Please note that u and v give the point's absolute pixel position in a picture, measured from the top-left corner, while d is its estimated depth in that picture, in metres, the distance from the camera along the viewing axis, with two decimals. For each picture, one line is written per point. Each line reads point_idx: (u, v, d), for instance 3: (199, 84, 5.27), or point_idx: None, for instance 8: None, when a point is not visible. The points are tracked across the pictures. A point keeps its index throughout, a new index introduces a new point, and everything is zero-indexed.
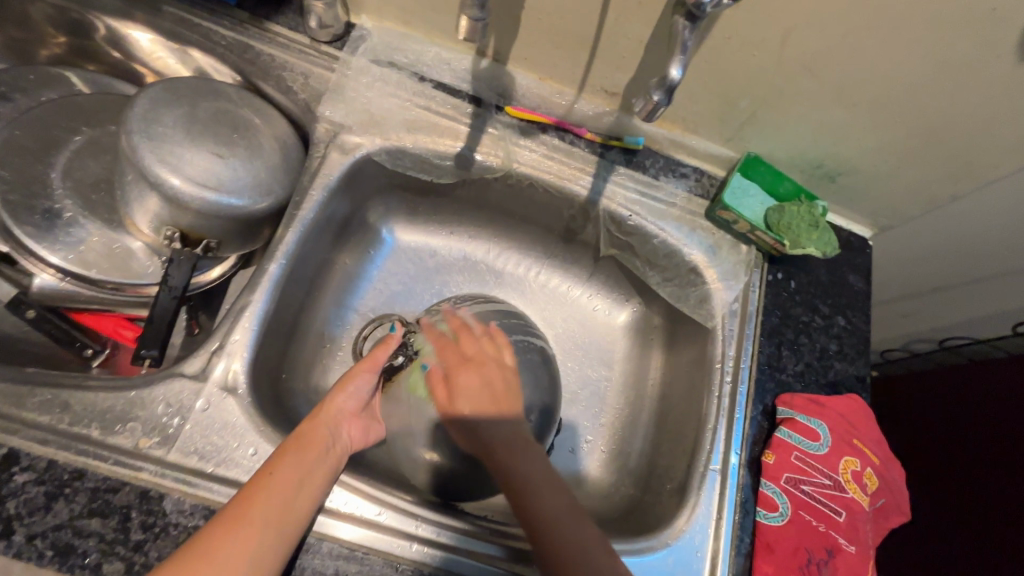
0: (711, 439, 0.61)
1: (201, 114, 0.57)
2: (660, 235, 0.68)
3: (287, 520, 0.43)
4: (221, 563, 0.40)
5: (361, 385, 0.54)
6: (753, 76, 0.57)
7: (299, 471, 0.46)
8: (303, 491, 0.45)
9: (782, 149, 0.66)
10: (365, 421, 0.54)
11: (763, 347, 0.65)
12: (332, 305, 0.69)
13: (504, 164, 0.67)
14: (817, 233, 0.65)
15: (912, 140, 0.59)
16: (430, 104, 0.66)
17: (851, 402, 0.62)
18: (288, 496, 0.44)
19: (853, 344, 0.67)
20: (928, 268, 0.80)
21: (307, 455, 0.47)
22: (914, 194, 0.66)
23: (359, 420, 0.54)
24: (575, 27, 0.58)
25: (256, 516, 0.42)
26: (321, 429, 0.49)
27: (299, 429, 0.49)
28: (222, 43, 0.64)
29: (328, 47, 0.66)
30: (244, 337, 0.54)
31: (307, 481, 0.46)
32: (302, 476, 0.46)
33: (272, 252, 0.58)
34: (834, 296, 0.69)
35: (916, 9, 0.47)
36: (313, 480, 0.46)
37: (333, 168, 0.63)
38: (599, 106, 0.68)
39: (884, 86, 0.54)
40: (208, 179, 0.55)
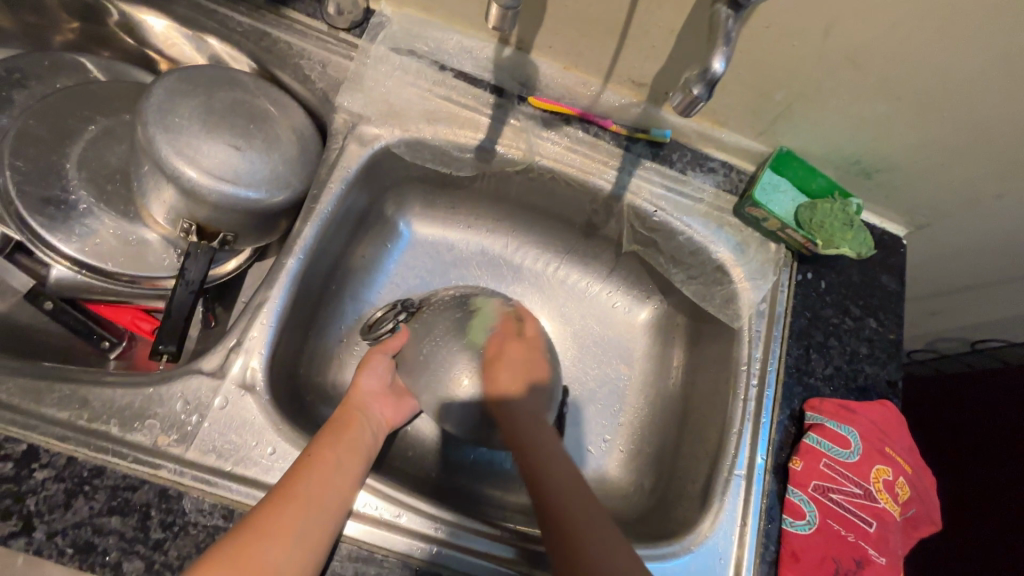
0: (736, 443, 0.59)
1: (218, 104, 0.56)
2: (686, 232, 0.66)
3: (324, 509, 0.43)
4: (278, 536, 0.40)
5: (379, 369, 0.57)
6: (792, 68, 0.54)
7: (334, 459, 0.46)
8: (336, 481, 0.45)
9: (817, 144, 0.63)
10: (394, 401, 0.57)
11: (791, 350, 0.63)
12: (349, 299, 0.68)
13: (526, 158, 0.65)
14: (851, 232, 0.62)
15: (958, 136, 0.56)
16: (451, 94, 0.64)
17: (883, 408, 0.60)
18: (333, 472, 0.46)
19: (885, 347, 0.65)
20: (963, 269, 0.77)
21: (336, 446, 0.47)
22: (954, 192, 0.63)
23: (389, 400, 0.56)
24: (604, 15, 0.55)
25: (306, 491, 0.43)
26: (354, 411, 0.52)
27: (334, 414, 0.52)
28: (238, 30, 0.62)
29: (346, 34, 0.64)
30: (262, 334, 0.53)
31: (349, 459, 0.47)
32: (333, 468, 0.46)
33: (289, 247, 0.57)
34: (866, 297, 0.67)
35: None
36: (343, 471, 0.46)
37: (352, 160, 0.62)
38: (625, 97, 0.65)
39: (931, 79, 0.52)
40: (226, 172, 0.54)
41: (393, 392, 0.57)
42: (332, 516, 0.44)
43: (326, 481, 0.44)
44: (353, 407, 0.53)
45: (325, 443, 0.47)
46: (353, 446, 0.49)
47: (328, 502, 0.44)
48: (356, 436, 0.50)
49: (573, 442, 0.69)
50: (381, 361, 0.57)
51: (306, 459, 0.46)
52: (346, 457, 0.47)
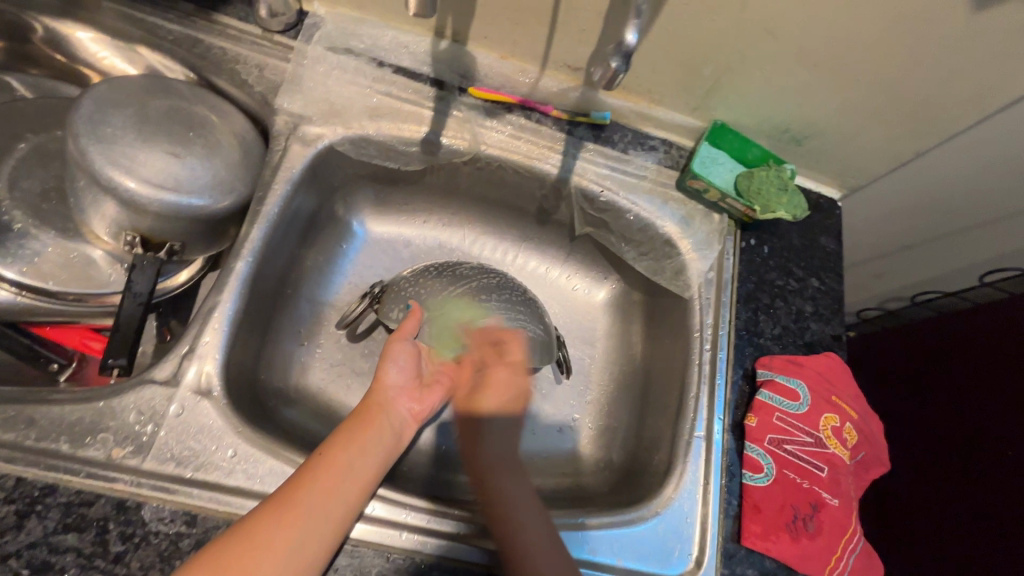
0: (694, 406, 0.61)
1: (152, 113, 0.55)
2: (633, 209, 0.69)
3: (326, 521, 0.43)
4: (266, 543, 0.40)
5: (401, 362, 0.56)
6: (714, 41, 0.57)
7: (344, 465, 0.46)
8: (342, 487, 0.45)
9: (748, 115, 0.66)
10: (420, 393, 0.57)
11: (740, 314, 0.66)
12: (307, 302, 0.68)
13: (472, 147, 0.66)
14: (787, 197, 0.65)
15: (872, 98, 0.60)
16: (392, 90, 0.65)
17: (829, 360, 0.63)
18: (339, 479, 0.45)
19: (828, 304, 0.68)
20: (897, 226, 0.81)
21: (351, 452, 0.47)
22: (879, 152, 0.67)
23: (414, 394, 0.56)
24: (533, 1, 0.57)
25: (303, 498, 0.43)
26: (377, 408, 0.53)
27: (356, 408, 0.53)
28: (168, 38, 0.61)
29: (281, 36, 0.64)
30: (216, 338, 0.52)
31: (359, 464, 0.47)
32: (342, 475, 0.46)
33: (237, 250, 0.56)
34: (807, 258, 0.70)
35: None
36: (353, 478, 0.46)
37: (296, 161, 0.61)
38: (563, 82, 0.67)
39: (840, 45, 0.55)
40: (165, 181, 0.53)
41: (419, 383, 0.57)
42: (337, 521, 0.44)
43: (329, 490, 0.44)
44: (374, 404, 0.53)
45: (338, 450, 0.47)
46: (368, 453, 0.48)
47: (331, 511, 0.44)
48: (375, 439, 0.50)
49: (542, 424, 0.70)
50: (402, 353, 0.57)
51: (314, 467, 0.45)
52: (357, 460, 0.47)
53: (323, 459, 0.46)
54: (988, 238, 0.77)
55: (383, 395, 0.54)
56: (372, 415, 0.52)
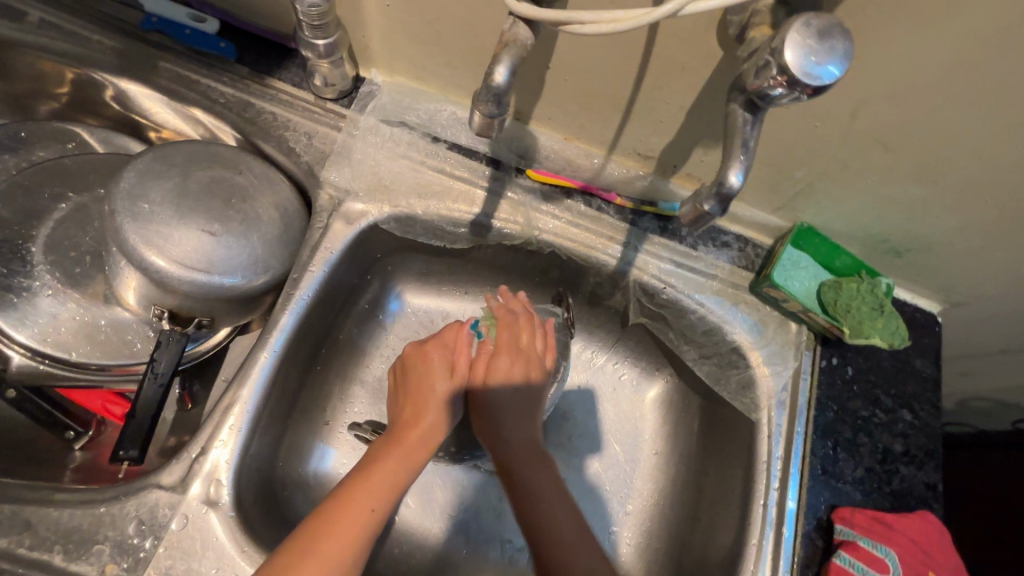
0: (756, 557, 0.53)
1: (193, 186, 0.53)
2: (698, 310, 0.61)
3: (404, 465, 0.50)
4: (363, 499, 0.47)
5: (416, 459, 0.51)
6: (812, 148, 0.49)
7: (402, 452, 0.51)
8: (394, 491, 0.49)
9: (841, 222, 0.57)
10: (409, 448, 0.51)
11: (816, 448, 0.57)
12: (337, 378, 0.64)
13: (524, 232, 0.61)
14: (882, 320, 0.57)
15: (1000, 223, 0.51)
16: (444, 166, 0.60)
17: (925, 522, 0.53)
18: (399, 465, 0.50)
19: (921, 444, 0.58)
20: (1005, 343, 0.70)
21: (400, 447, 0.51)
22: (998, 275, 0.57)
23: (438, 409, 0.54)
24: (607, 88, 0.51)
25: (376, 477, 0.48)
26: (418, 431, 0.53)
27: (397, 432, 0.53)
28: (220, 102, 0.59)
29: (334, 104, 0.60)
30: (232, 442, 0.48)
31: (410, 457, 0.51)
32: (398, 468, 0.50)
33: (264, 339, 0.52)
34: (899, 385, 0.61)
35: (1013, 96, 0.40)
36: (404, 464, 0.50)
37: (335, 240, 0.57)
38: (631, 169, 0.60)
39: (970, 166, 0.46)
40: (199, 262, 0.51)
41: (427, 436, 0.53)
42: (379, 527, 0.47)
43: (370, 507, 0.46)
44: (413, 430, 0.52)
45: (385, 463, 0.50)
46: (414, 446, 0.52)
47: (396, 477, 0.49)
48: (414, 446, 0.52)
49: None
50: (435, 393, 0.54)
51: (353, 490, 0.47)
52: (405, 471, 0.50)
53: (370, 473, 0.49)
54: None
55: (398, 464, 0.50)
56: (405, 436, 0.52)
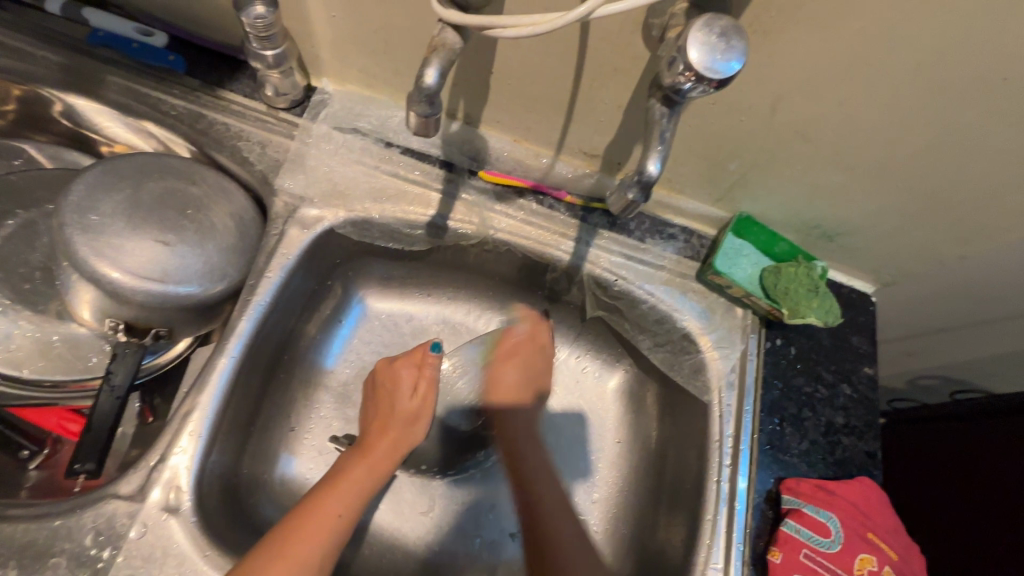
0: (711, 532, 0.56)
1: (145, 197, 0.53)
2: (649, 300, 0.64)
3: (368, 473, 0.52)
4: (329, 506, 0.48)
5: (382, 467, 0.53)
6: (740, 141, 0.53)
7: (366, 462, 0.52)
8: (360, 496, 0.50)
9: (775, 210, 0.61)
10: (374, 457, 0.53)
11: (764, 425, 0.60)
12: (299, 384, 0.64)
13: (479, 232, 0.63)
14: (818, 300, 0.61)
15: (914, 205, 0.55)
16: (398, 170, 0.62)
17: (863, 486, 0.56)
18: (365, 474, 0.52)
19: (861, 415, 0.62)
20: (935, 318, 0.75)
21: (365, 458, 0.53)
22: (920, 254, 0.62)
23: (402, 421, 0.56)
24: (548, 90, 0.54)
25: (343, 484, 0.50)
26: (383, 440, 0.54)
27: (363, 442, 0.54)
28: (171, 114, 0.59)
29: (287, 113, 0.61)
30: (191, 447, 0.49)
31: (375, 465, 0.53)
32: (363, 477, 0.51)
33: (221, 344, 0.53)
34: (838, 361, 0.64)
35: (908, 87, 0.44)
36: (368, 473, 0.52)
37: (292, 246, 0.58)
38: (578, 167, 0.63)
39: (881, 153, 0.50)
40: (152, 271, 0.51)
41: (392, 445, 0.55)
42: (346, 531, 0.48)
43: (336, 513, 0.48)
44: (377, 441, 0.54)
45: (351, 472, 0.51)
46: (380, 454, 0.53)
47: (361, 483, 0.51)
48: (378, 456, 0.53)
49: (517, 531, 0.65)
50: (399, 408, 0.57)
51: (324, 496, 0.49)
52: (371, 479, 0.52)
53: (337, 482, 0.50)
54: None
55: (363, 471, 0.52)
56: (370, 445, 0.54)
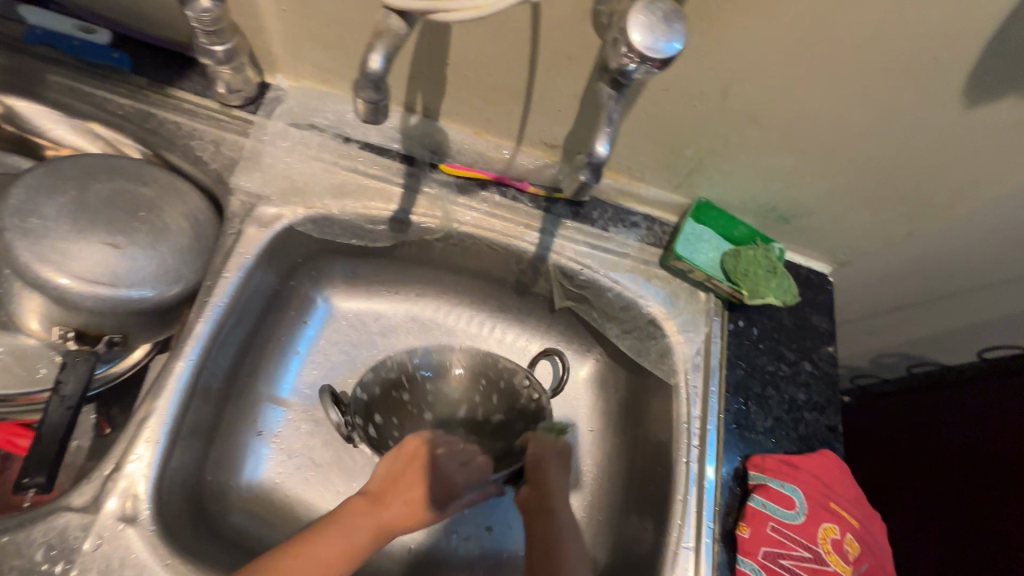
0: (681, 511, 0.57)
1: (92, 200, 0.51)
2: (615, 288, 0.65)
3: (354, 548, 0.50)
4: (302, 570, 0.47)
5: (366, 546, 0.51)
6: (694, 126, 0.54)
7: (357, 535, 0.50)
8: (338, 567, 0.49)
9: (732, 194, 0.63)
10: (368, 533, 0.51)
11: (730, 405, 0.61)
12: (265, 387, 0.63)
13: (443, 226, 0.62)
14: (777, 280, 0.62)
15: (862, 184, 0.57)
16: (357, 166, 0.61)
17: (826, 460, 0.58)
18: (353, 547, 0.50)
19: (822, 391, 0.64)
20: (890, 295, 0.78)
21: (361, 534, 0.50)
22: (870, 233, 0.64)
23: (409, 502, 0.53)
24: (504, 81, 0.54)
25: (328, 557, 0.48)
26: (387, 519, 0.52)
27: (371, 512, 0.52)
28: (118, 113, 0.57)
29: (241, 110, 0.60)
30: (148, 454, 0.47)
31: (364, 542, 0.50)
32: (349, 552, 0.49)
33: (178, 348, 0.51)
34: (799, 340, 0.66)
35: (846, 70, 0.45)
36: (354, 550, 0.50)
37: (250, 245, 0.57)
38: (540, 159, 0.64)
39: (826, 135, 0.52)
40: (101, 275, 0.49)
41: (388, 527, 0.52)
42: None
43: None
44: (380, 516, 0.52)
45: (339, 540, 0.50)
46: (375, 532, 0.51)
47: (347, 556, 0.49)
48: (373, 533, 0.51)
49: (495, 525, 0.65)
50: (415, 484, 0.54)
51: (302, 555, 0.48)
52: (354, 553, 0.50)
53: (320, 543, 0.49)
54: (978, 302, 0.76)
55: (348, 541, 0.50)
56: (372, 518, 0.52)
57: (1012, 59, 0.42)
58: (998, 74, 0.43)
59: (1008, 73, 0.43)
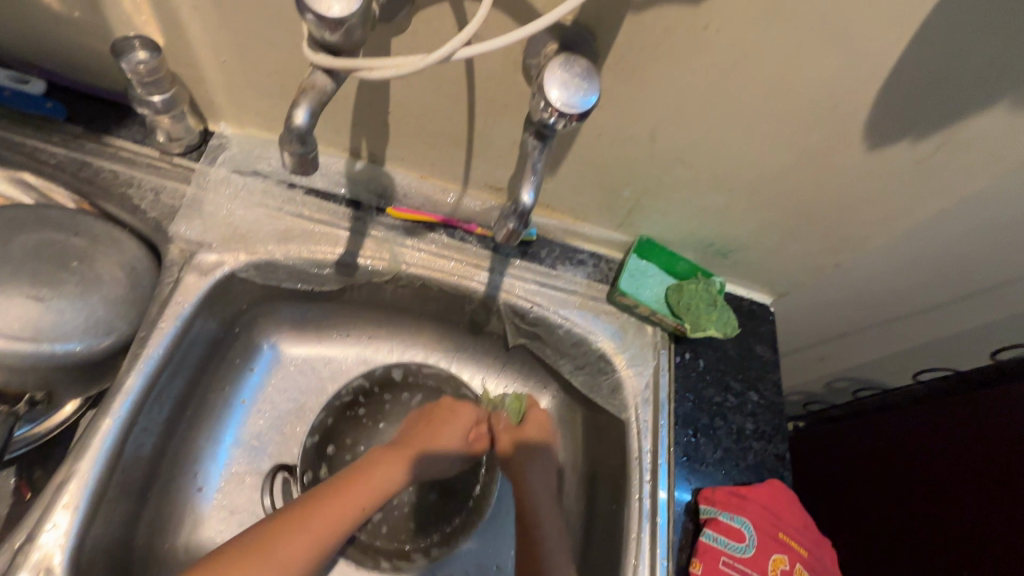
0: (635, 550, 0.56)
1: (15, 251, 0.49)
2: (564, 324, 0.65)
3: (370, 490, 0.58)
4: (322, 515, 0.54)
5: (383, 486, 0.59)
6: (628, 169, 0.56)
7: (375, 479, 0.58)
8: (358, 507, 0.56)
9: (672, 231, 0.65)
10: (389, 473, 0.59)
11: (679, 438, 0.62)
12: (206, 440, 0.61)
13: (391, 268, 0.62)
14: (717, 313, 0.65)
15: (788, 220, 0.60)
16: (303, 211, 0.61)
17: (773, 489, 0.59)
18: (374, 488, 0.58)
19: (768, 419, 0.65)
20: (830, 321, 0.82)
21: (380, 477, 0.59)
22: (803, 265, 0.67)
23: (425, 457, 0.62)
24: (445, 128, 0.55)
25: (351, 497, 0.56)
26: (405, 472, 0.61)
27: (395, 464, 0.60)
28: (51, 163, 0.56)
29: (182, 158, 0.60)
30: (67, 521, 0.45)
31: (384, 481, 0.59)
32: (369, 492, 0.57)
33: (106, 405, 0.49)
34: (744, 370, 0.68)
35: (757, 119, 0.49)
36: (373, 491, 0.58)
37: (187, 293, 0.55)
38: (487, 201, 0.65)
39: (750, 176, 0.55)
40: (23, 330, 0.47)
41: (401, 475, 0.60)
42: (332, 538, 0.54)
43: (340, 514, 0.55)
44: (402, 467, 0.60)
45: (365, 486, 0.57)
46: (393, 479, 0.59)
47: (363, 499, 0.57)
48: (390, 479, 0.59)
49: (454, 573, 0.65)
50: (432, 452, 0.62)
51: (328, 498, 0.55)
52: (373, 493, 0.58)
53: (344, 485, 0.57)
54: (909, 326, 0.81)
55: (366, 490, 0.57)
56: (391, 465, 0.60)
57: (906, 106, 0.45)
58: (895, 120, 0.47)
59: (903, 118, 0.47)
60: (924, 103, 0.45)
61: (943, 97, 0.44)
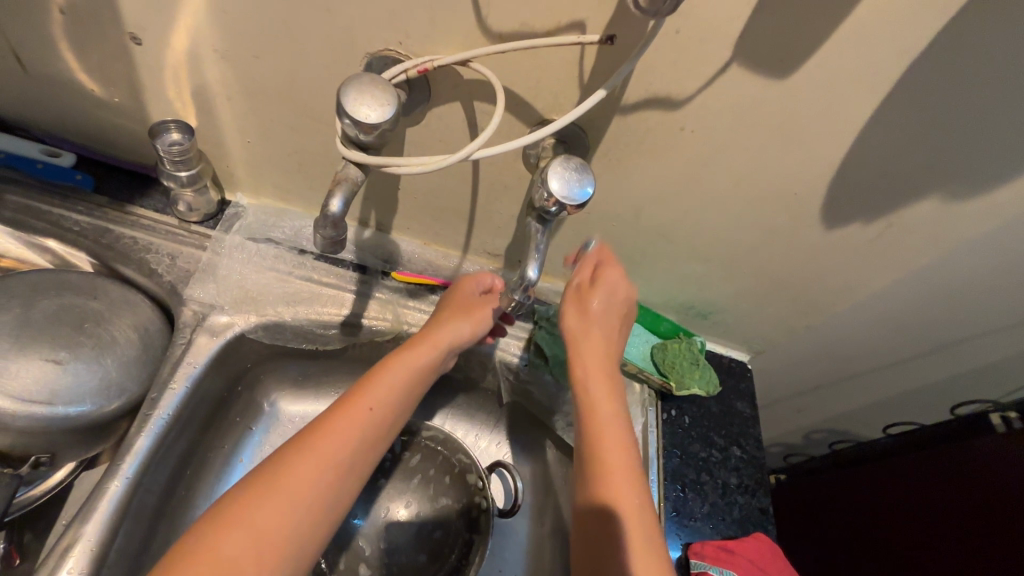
0: None
1: (38, 316, 0.51)
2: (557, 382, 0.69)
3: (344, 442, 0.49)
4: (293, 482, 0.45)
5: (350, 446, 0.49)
6: (616, 241, 0.62)
7: (364, 408, 0.51)
8: (328, 469, 0.47)
9: (655, 295, 0.71)
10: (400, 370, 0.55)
11: (668, 493, 0.65)
12: (204, 499, 0.61)
13: (393, 327, 0.65)
14: (699, 371, 0.70)
15: (760, 286, 0.66)
16: (312, 274, 0.65)
17: (759, 543, 0.61)
18: (382, 393, 0.53)
19: (751, 473, 0.69)
20: (804, 376, 0.87)
21: (379, 384, 0.53)
22: (776, 326, 0.73)
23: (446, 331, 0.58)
24: (450, 202, 0.61)
25: (322, 442, 0.48)
26: (416, 352, 0.56)
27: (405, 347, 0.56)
28: (74, 229, 0.59)
29: (199, 226, 0.64)
30: None
31: (360, 424, 0.50)
32: (366, 410, 0.51)
33: (115, 466, 0.50)
34: (727, 426, 0.72)
35: (729, 202, 0.55)
36: (343, 446, 0.48)
37: (199, 354, 0.58)
38: (485, 265, 0.70)
39: (724, 248, 0.61)
40: (37, 394, 0.48)
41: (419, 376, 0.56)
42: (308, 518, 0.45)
43: (301, 495, 0.45)
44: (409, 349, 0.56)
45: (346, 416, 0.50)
46: (403, 366, 0.55)
47: (348, 429, 0.49)
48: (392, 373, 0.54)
49: None
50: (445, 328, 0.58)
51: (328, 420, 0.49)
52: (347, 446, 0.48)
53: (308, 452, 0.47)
54: (877, 380, 0.86)
55: (336, 443, 0.48)
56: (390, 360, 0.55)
57: (854, 194, 0.53)
58: (846, 205, 0.54)
59: (853, 205, 0.54)
60: (866, 193, 0.52)
61: (881, 189, 0.52)
